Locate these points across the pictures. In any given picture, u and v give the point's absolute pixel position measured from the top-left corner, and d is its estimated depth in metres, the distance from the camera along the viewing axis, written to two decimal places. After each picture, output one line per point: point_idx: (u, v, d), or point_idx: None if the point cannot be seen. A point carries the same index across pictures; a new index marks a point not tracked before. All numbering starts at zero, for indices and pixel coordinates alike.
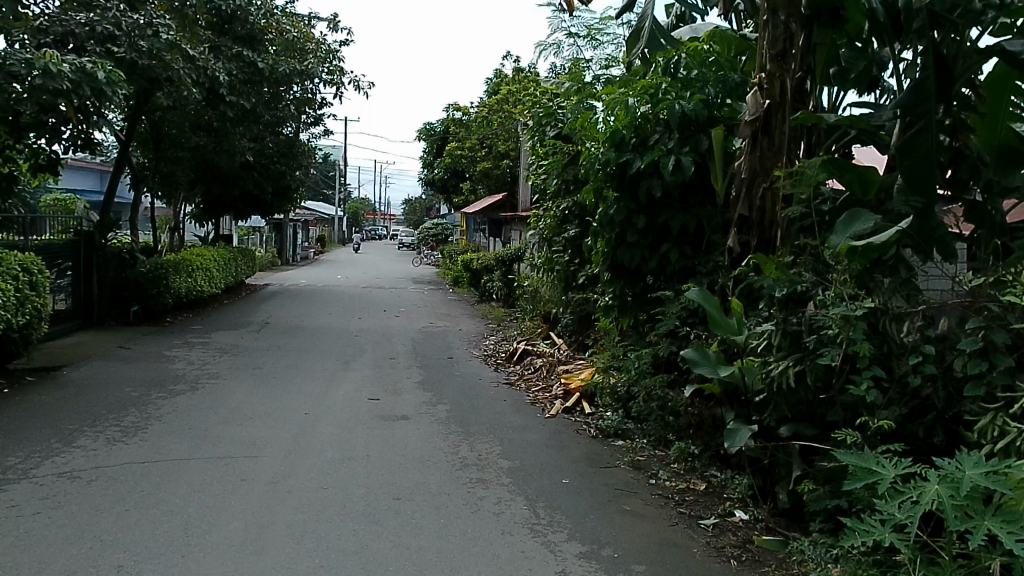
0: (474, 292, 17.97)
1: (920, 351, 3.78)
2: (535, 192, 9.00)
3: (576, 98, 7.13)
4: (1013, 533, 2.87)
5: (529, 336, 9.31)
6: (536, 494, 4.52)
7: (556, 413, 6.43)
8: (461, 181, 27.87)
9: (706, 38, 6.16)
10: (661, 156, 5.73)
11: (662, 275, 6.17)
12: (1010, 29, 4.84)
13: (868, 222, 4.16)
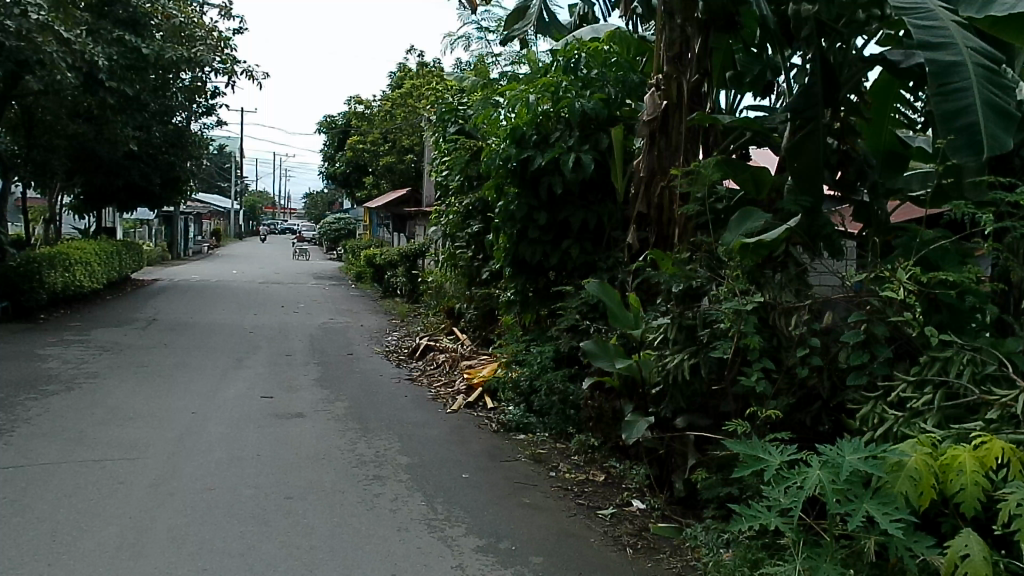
0: (377, 288, 17.76)
1: (808, 343, 3.98)
2: (438, 188, 8.98)
3: (481, 94, 7.20)
4: (889, 514, 3.12)
5: (433, 332, 9.26)
6: (435, 489, 4.52)
7: (459, 408, 6.44)
8: (364, 175, 27.45)
9: (607, 38, 6.25)
10: (561, 154, 5.83)
11: (563, 270, 6.27)
12: (893, 39, 5.06)
13: (758, 219, 4.38)
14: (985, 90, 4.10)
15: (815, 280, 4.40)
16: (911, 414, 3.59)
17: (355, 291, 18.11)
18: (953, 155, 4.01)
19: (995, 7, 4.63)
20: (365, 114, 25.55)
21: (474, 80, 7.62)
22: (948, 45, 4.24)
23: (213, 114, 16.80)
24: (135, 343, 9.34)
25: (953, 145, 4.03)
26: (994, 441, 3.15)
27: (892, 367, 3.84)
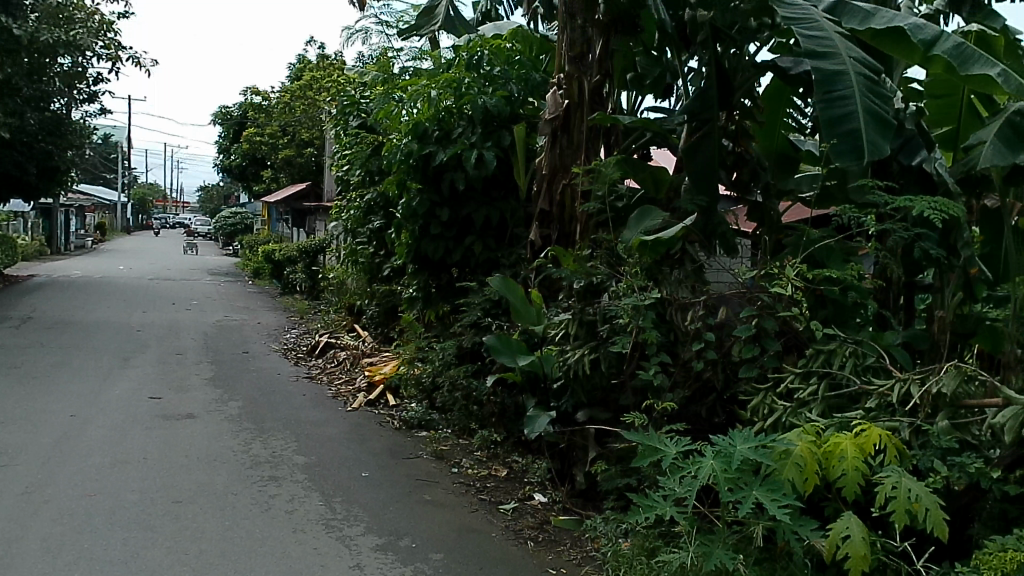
0: (275, 284, 17.31)
1: (703, 337, 4.13)
2: (339, 183, 8.85)
3: (383, 88, 7.14)
4: (776, 500, 3.25)
5: (334, 329, 9.09)
6: (333, 489, 4.44)
7: (360, 406, 6.36)
8: (262, 169, 26.68)
9: (510, 36, 6.26)
10: (463, 150, 5.93)
11: (466, 267, 6.31)
12: (784, 48, 5.30)
13: (657, 217, 4.50)
14: (866, 98, 4.34)
15: (710, 276, 4.57)
16: (797, 404, 3.78)
17: (253, 287, 17.57)
18: (837, 160, 4.19)
19: (875, 21, 4.92)
20: (263, 106, 24.81)
21: (376, 74, 7.50)
22: (832, 54, 4.47)
23: (97, 101, 15.95)
24: (8, 344, 8.77)
25: (837, 150, 4.23)
26: (872, 429, 3.37)
27: (781, 360, 4.03)
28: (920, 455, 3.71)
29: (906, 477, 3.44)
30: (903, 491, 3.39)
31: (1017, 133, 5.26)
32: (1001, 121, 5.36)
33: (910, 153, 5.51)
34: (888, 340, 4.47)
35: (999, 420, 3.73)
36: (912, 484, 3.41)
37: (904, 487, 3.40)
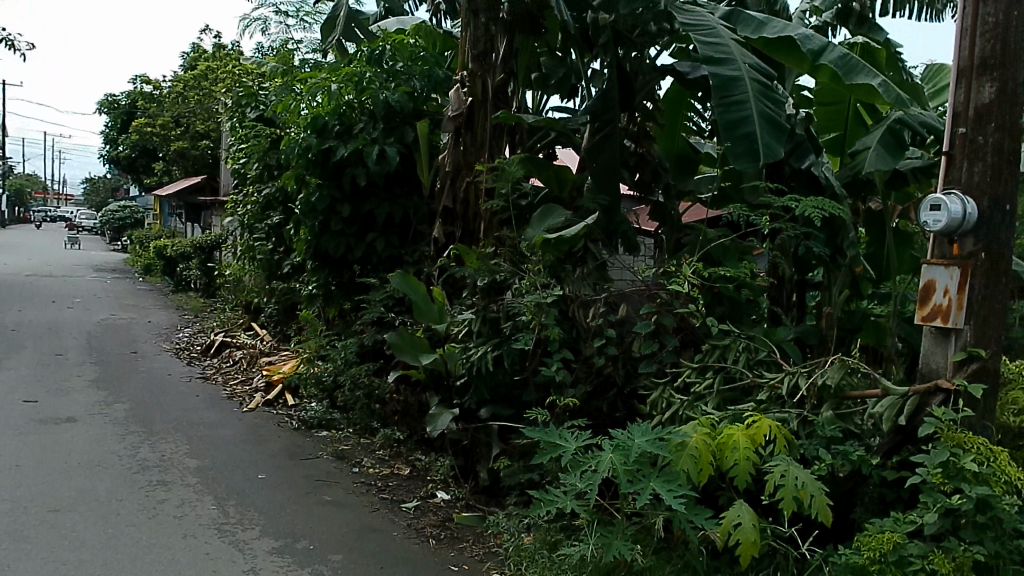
0: (167, 281, 16.64)
1: (604, 334, 4.23)
2: (235, 176, 8.64)
3: (282, 80, 7.05)
4: (673, 490, 3.37)
5: (230, 328, 8.82)
6: (227, 492, 4.31)
7: (257, 406, 6.18)
8: (153, 162, 25.58)
9: (413, 32, 6.34)
10: (365, 145, 5.88)
11: (368, 264, 6.26)
12: (684, 53, 5.46)
13: (560, 215, 4.61)
14: (760, 103, 4.52)
15: (611, 273, 4.69)
16: (694, 398, 3.93)
17: (142, 284, 16.83)
18: (734, 161, 4.35)
19: (767, 30, 5.12)
20: (154, 96, 23.80)
21: (275, 66, 7.35)
22: (729, 61, 4.64)
23: None
24: None
25: (734, 153, 4.39)
26: (763, 420, 3.59)
27: (679, 355, 4.17)
28: (808, 445, 3.99)
29: (794, 466, 3.68)
30: (791, 480, 3.62)
31: (898, 140, 5.59)
32: (883, 128, 5.69)
33: (800, 156, 5.76)
34: (779, 335, 4.67)
35: (877, 410, 4.07)
36: (799, 473, 3.65)
37: (792, 475, 3.63)
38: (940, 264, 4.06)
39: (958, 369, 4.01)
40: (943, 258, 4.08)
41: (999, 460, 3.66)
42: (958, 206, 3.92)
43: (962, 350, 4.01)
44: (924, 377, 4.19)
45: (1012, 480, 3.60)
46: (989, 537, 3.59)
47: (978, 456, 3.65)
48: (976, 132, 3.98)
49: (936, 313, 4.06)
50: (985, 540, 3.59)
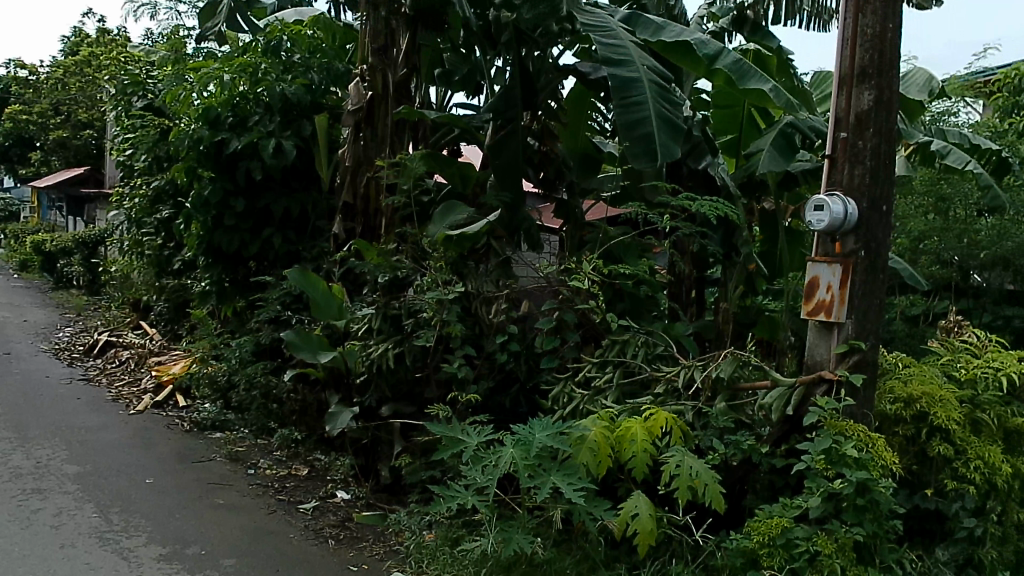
0: (47, 278, 15.72)
1: (506, 330, 4.35)
2: (121, 168, 8.29)
3: (171, 68, 6.80)
4: (571, 483, 3.46)
5: (114, 327, 8.43)
6: (112, 499, 4.12)
7: (144, 408, 5.92)
8: (31, 151, 24.11)
9: (311, 23, 6.34)
10: (260, 138, 5.87)
11: (264, 259, 6.32)
12: (586, 53, 5.56)
13: (462, 212, 4.68)
14: (658, 104, 4.64)
15: (515, 270, 4.77)
16: (595, 392, 4.08)
17: (19, 280, 15.88)
18: (633, 161, 4.47)
19: (666, 34, 5.26)
20: (32, 81, 22.43)
21: (166, 53, 7.08)
22: (628, 62, 4.74)
23: None
24: None
25: (632, 152, 4.51)
26: (660, 413, 3.77)
27: (580, 350, 4.30)
28: (702, 436, 4.17)
29: (688, 457, 3.81)
30: (686, 470, 3.75)
31: (789, 143, 5.88)
32: (776, 131, 5.95)
33: (698, 156, 5.97)
34: (677, 331, 4.83)
35: (767, 401, 4.26)
36: (694, 463, 3.78)
37: (686, 466, 3.77)
38: (824, 261, 4.28)
39: (840, 360, 4.24)
40: (827, 255, 4.30)
41: (876, 447, 3.89)
42: (840, 206, 4.14)
43: (844, 342, 4.24)
44: (811, 369, 4.41)
45: (887, 464, 3.85)
46: (868, 518, 3.79)
47: (858, 442, 3.89)
48: (856, 136, 4.22)
49: (821, 308, 4.27)
50: (864, 521, 3.79)
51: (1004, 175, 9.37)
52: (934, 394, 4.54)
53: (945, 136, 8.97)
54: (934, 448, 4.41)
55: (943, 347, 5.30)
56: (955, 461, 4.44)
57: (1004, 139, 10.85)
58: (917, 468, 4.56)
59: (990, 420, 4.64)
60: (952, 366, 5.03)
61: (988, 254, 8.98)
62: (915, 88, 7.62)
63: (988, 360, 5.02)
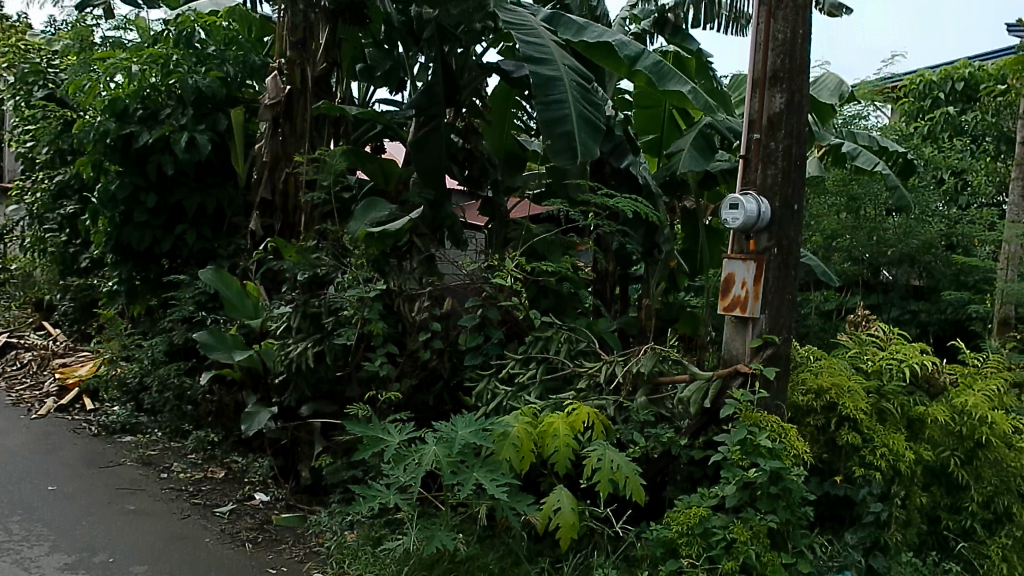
0: None
1: (429, 328, 4.41)
2: (20, 161, 7.94)
3: (75, 58, 6.59)
4: (495, 479, 3.50)
5: (15, 328, 8.03)
6: (13, 508, 3.93)
7: (47, 412, 5.66)
8: None
9: (226, 14, 6.33)
10: (172, 132, 5.76)
11: (177, 257, 6.28)
12: (509, 52, 5.59)
13: (384, 209, 4.69)
14: (578, 103, 4.70)
15: (438, 268, 4.80)
16: (517, 387, 4.19)
17: None
18: (554, 158, 4.52)
19: (587, 34, 5.32)
20: None
21: (68, 42, 6.93)
22: (549, 60, 4.78)
23: None
24: None
25: (553, 150, 4.56)
26: (581, 408, 3.88)
27: (503, 347, 4.41)
28: (623, 430, 4.27)
29: (610, 451, 3.89)
30: (607, 463, 3.82)
31: (708, 143, 6.04)
32: (695, 132, 6.10)
33: (620, 155, 6.03)
34: (599, 328, 4.91)
35: (685, 395, 4.37)
36: (615, 457, 3.85)
37: (607, 459, 3.83)
38: (739, 258, 4.41)
39: (755, 354, 4.37)
40: (741, 252, 4.43)
41: (788, 437, 4.04)
42: (754, 205, 4.26)
43: (759, 336, 4.38)
44: (727, 363, 4.55)
45: (798, 453, 4.00)
46: (780, 506, 3.94)
47: (772, 433, 4.03)
48: (769, 138, 4.36)
49: (736, 303, 4.40)
50: (777, 509, 3.93)
51: (909, 177, 9.84)
52: (842, 385, 4.77)
53: (854, 137, 9.35)
54: (843, 437, 4.62)
55: (851, 341, 5.54)
56: (862, 449, 4.65)
57: (910, 143, 11.41)
58: (828, 457, 4.77)
59: (894, 408, 4.91)
60: (859, 358, 5.28)
61: (896, 251, 9.62)
62: (827, 92, 7.93)
63: (893, 351, 5.23)
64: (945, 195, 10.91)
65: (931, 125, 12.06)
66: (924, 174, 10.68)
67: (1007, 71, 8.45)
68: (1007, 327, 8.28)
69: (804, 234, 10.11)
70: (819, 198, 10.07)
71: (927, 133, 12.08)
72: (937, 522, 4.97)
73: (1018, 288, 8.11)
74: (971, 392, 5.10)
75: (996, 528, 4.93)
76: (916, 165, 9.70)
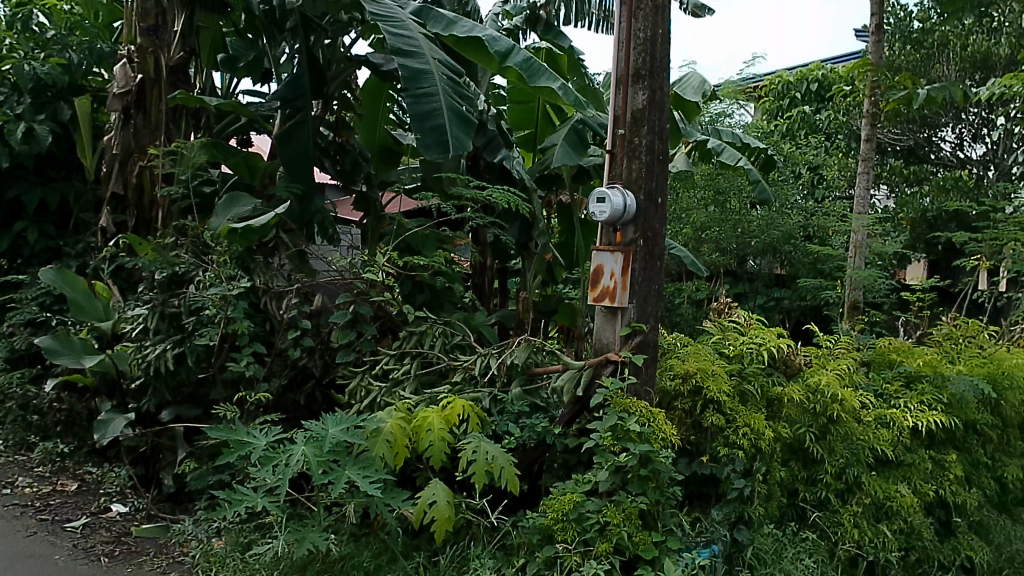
0: None
1: (297, 325, 4.42)
2: None
3: None
4: (367, 476, 3.48)
5: None
6: None
7: None
8: None
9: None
10: (7, 122, 5.66)
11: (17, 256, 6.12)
12: (379, 44, 5.53)
13: (247, 204, 4.61)
14: (448, 97, 4.70)
15: (307, 263, 4.71)
16: (392, 383, 4.32)
17: None
18: (425, 152, 4.47)
19: (457, 29, 5.36)
20: None
21: None
22: (417, 54, 4.79)
23: None
24: None
25: (424, 143, 4.51)
26: (456, 401, 3.91)
27: (376, 343, 4.54)
28: (498, 421, 4.33)
29: (484, 443, 3.92)
30: (482, 454, 3.86)
31: (580, 138, 6.18)
32: (568, 128, 6.23)
33: (493, 150, 6.10)
34: (473, 321, 4.96)
35: (560, 383, 4.45)
36: (489, 448, 3.90)
37: (482, 451, 3.87)
38: (607, 250, 4.54)
39: (624, 342, 4.53)
40: (609, 244, 4.57)
41: (656, 421, 4.19)
42: (620, 199, 4.40)
43: (627, 325, 4.53)
44: (599, 352, 4.68)
45: (666, 436, 4.16)
46: (650, 487, 4.11)
47: (641, 418, 4.16)
48: (632, 133, 4.52)
49: (605, 294, 4.53)
50: (647, 490, 4.10)
51: (770, 171, 10.41)
52: (707, 369, 5.00)
53: (719, 134, 9.66)
54: (708, 419, 4.85)
55: (716, 327, 5.82)
56: (726, 429, 4.89)
57: (770, 139, 12.09)
58: (695, 438, 5.00)
59: (754, 390, 5.21)
60: (722, 344, 5.56)
61: (759, 242, 10.47)
62: (691, 90, 8.26)
63: (752, 335, 5.55)
64: (803, 188, 11.62)
65: (788, 123, 13.13)
66: (784, 169, 11.33)
67: (852, 73, 9.10)
68: (857, 311, 8.93)
69: (675, 227, 10.54)
70: (688, 192, 10.53)
71: (786, 130, 13.07)
72: (796, 495, 5.31)
73: (865, 274, 8.77)
74: (823, 372, 5.47)
75: (848, 497, 5.33)
76: (775, 160, 10.22)
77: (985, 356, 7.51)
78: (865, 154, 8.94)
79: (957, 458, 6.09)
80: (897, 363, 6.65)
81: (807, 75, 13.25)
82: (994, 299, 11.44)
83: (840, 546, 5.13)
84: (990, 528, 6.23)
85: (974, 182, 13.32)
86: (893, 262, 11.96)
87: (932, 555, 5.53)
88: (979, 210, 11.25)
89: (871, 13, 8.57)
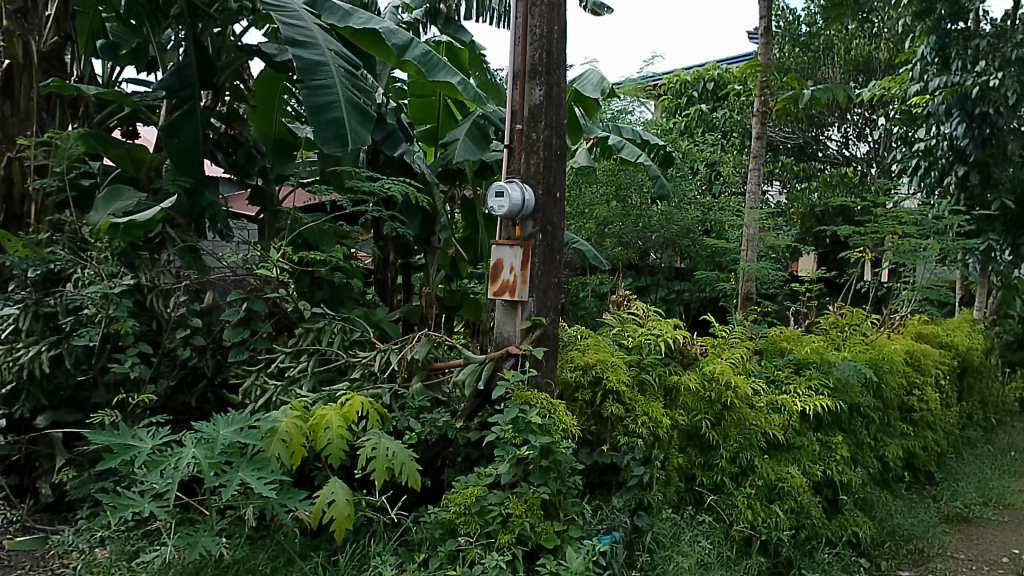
0: None
1: (187, 324, 4.33)
2: None
3: None
4: (263, 477, 3.40)
5: None
6: None
7: None
8: None
9: None
10: None
11: None
12: (273, 34, 5.38)
13: (132, 197, 4.44)
14: (346, 90, 4.62)
15: (197, 260, 4.60)
16: (287, 382, 4.25)
17: None
18: (322, 145, 4.38)
19: (353, 20, 5.27)
20: None
21: None
22: (312, 45, 4.69)
23: None
24: None
25: (321, 136, 4.42)
26: (355, 398, 3.86)
27: (270, 340, 4.45)
28: (399, 417, 4.30)
29: (385, 439, 3.89)
30: (382, 451, 3.82)
31: (482, 133, 6.19)
32: (470, 123, 6.23)
33: (393, 144, 6.06)
34: (371, 317, 4.93)
35: (461, 377, 4.47)
36: (390, 444, 3.86)
37: (382, 447, 3.83)
38: (507, 244, 4.57)
39: (525, 335, 4.57)
40: (508, 239, 4.60)
41: (556, 412, 4.26)
42: (518, 193, 4.45)
43: (528, 319, 4.58)
44: (500, 345, 4.72)
45: (567, 427, 4.23)
46: (551, 478, 4.17)
47: (541, 409, 4.22)
48: (530, 129, 4.56)
49: (505, 288, 4.56)
50: (549, 480, 4.16)
51: (668, 167, 10.72)
52: (607, 361, 5.11)
53: (620, 131, 9.84)
54: (608, 409, 4.96)
55: (615, 319, 5.93)
56: (625, 418, 5.02)
57: (669, 136, 12.49)
58: (596, 428, 5.09)
59: (652, 379, 5.34)
60: (621, 336, 5.68)
61: (659, 235, 10.90)
62: (590, 87, 8.40)
63: (650, 327, 5.69)
64: (700, 184, 12.02)
65: (686, 121, 13.58)
66: (682, 165, 11.68)
67: (743, 74, 9.47)
68: (750, 301, 9.32)
69: (578, 222, 10.71)
70: (591, 186, 10.66)
71: (684, 128, 13.52)
72: (693, 480, 5.49)
73: (757, 266, 9.14)
74: (717, 361, 5.68)
75: (742, 480, 5.56)
76: (673, 156, 10.51)
77: (867, 343, 7.99)
78: (756, 151, 9.34)
79: (842, 439, 6.45)
80: (787, 351, 6.98)
81: (701, 75, 13.76)
82: (876, 289, 12.15)
83: (734, 527, 5.37)
84: (872, 504, 6.65)
85: (857, 179, 14.10)
86: (784, 255, 12.52)
87: (821, 532, 5.84)
88: (861, 206, 11.92)
89: (759, 17, 8.94)
